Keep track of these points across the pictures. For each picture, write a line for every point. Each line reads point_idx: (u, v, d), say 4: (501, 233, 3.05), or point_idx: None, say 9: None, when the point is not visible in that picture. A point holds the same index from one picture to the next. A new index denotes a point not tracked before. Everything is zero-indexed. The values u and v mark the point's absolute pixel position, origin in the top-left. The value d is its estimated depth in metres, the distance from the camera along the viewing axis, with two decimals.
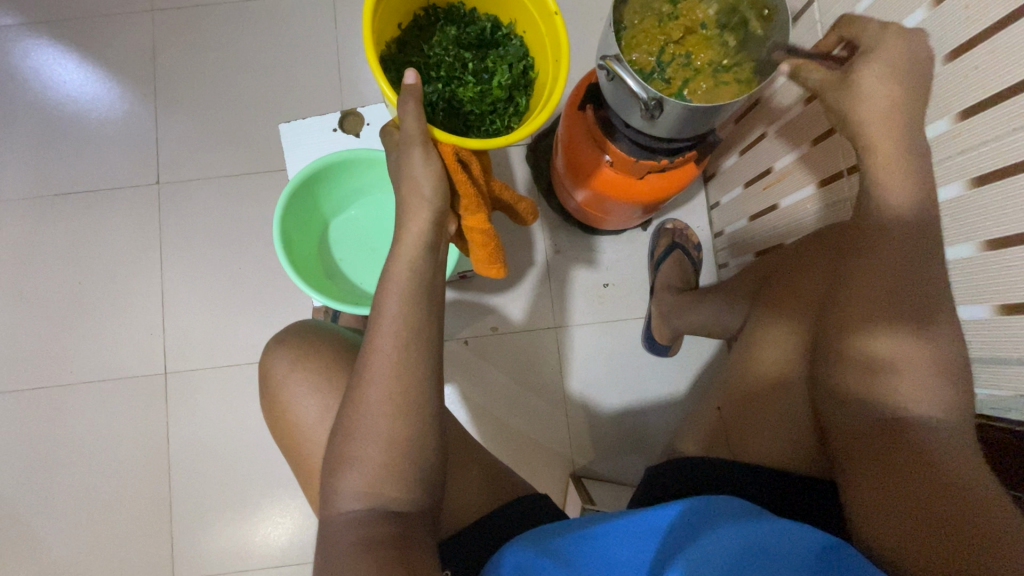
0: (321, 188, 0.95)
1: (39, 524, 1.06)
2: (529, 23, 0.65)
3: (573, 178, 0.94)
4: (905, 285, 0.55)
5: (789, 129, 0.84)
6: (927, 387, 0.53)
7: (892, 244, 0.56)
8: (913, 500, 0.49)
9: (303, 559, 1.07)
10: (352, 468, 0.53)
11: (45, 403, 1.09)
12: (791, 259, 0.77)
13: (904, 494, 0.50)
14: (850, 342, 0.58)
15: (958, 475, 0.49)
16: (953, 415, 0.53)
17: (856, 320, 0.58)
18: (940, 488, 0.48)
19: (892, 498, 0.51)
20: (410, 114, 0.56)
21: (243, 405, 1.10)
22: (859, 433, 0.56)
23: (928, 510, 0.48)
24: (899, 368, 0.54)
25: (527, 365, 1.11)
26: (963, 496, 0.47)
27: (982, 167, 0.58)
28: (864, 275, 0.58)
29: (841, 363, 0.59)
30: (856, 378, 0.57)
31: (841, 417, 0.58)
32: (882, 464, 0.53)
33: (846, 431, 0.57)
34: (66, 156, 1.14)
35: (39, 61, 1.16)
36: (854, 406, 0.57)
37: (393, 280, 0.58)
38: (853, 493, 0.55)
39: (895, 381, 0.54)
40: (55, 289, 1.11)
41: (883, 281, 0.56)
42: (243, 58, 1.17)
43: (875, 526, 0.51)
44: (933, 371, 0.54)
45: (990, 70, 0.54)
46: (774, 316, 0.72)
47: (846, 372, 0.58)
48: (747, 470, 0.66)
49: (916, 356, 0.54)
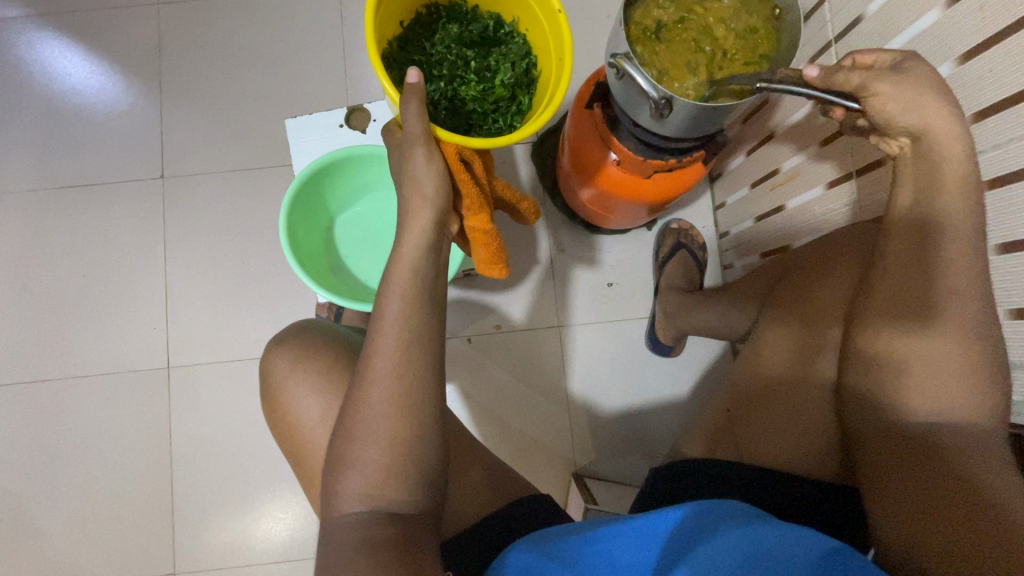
0: (327, 184, 0.95)
1: (41, 517, 1.07)
2: (532, 21, 0.64)
3: (579, 176, 0.93)
4: (917, 285, 0.53)
5: (798, 129, 0.83)
6: (950, 390, 0.52)
7: (903, 245, 0.55)
8: (940, 513, 0.49)
9: (304, 554, 1.08)
10: (353, 469, 0.53)
11: (48, 396, 1.09)
12: (802, 259, 0.76)
13: (929, 506, 0.50)
14: (865, 346, 0.57)
15: (983, 484, 0.48)
16: (973, 410, 0.51)
17: (870, 325, 0.57)
18: (961, 495, 0.49)
19: (918, 507, 0.51)
20: (412, 113, 0.56)
21: (245, 401, 1.10)
22: (879, 438, 0.56)
23: (944, 520, 0.49)
24: (917, 369, 0.53)
25: (529, 364, 1.10)
26: (983, 505, 0.47)
27: (994, 170, 0.57)
28: (880, 277, 0.57)
29: (857, 367, 0.58)
30: (875, 381, 0.56)
31: (861, 420, 0.58)
32: (905, 472, 0.53)
33: (866, 435, 0.57)
34: (71, 149, 1.14)
35: (45, 53, 1.16)
36: (873, 410, 0.56)
37: (397, 280, 0.57)
38: (875, 499, 0.55)
39: (910, 385, 0.53)
40: (59, 283, 1.12)
41: (899, 283, 0.55)
42: (247, 52, 1.16)
43: (903, 540, 0.52)
44: (953, 372, 0.51)
45: (1005, 72, 0.53)
46: (785, 317, 0.72)
47: (865, 375, 0.57)
48: (761, 474, 0.65)
49: (943, 357, 0.52)
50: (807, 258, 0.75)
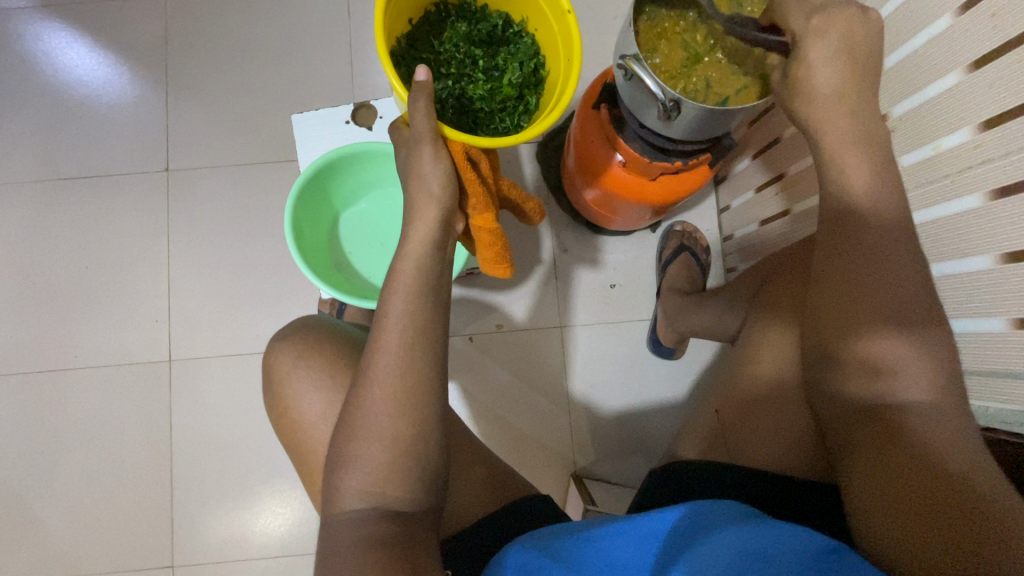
0: (333, 180, 0.95)
1: (40, 506, 1.07)
2: (541, 21, 0.64)
3: (583, 176, 0.93)
4: (878, 274, 0.53)
5: (803, 135, 0.83)
6: (918, 372, 0.51)
7: (858, 233, 0.54)
8: (911, 497, 0.47)
9: (302, 549, 1.08)
10: (355, 467, 0.53)
11: (50, 386, 1.09)
12: (788, 259, 0.76)
13: (901, 490, 0.48)
14: (832, 338, 0.57)
15: (951, 464, 0.47)
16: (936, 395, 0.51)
17: (834, 318, 0.56)
18: (929, 476, 0.47)
19: (887, 490, 0.49)
20: (421, 111, 0.55)
21: (246, 395, 1.10)
22: (848, 422, 0.55)
23: (919, 501, 0.46)
24: (878, 351, 0.53)
25: (530, 363, 1.10)
26: (959, 486, 0.45)
27: (1001, 179, 0.57)
28: (833, 265, 0.56)
29: (827, 361, 0.57)
30: (838, 367, 0.56)
31: (831, 406, 0.57)
32: (876, 454, 0.51)
33: (835, 421, 0.57)
34: (76, 141, 1.14)
35: (51, 45, 1.16)
36: (837, 394, 0.56)
37: (400, 277, 0.57)
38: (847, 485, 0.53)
39: (883, 374, 0.53)
40: (62, 273, 1.12)
41: (851, 270, 0.54)
42: (254, 47, 1.16)
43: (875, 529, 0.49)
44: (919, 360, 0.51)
45: (1016, 80, 0.52)
46: (772, 319, 0.71)
47: (828, 362, 0.57)
48: (744, 475, 0.65)
49: (898, 341, 0.52)
50: (792, 260, 0.75)
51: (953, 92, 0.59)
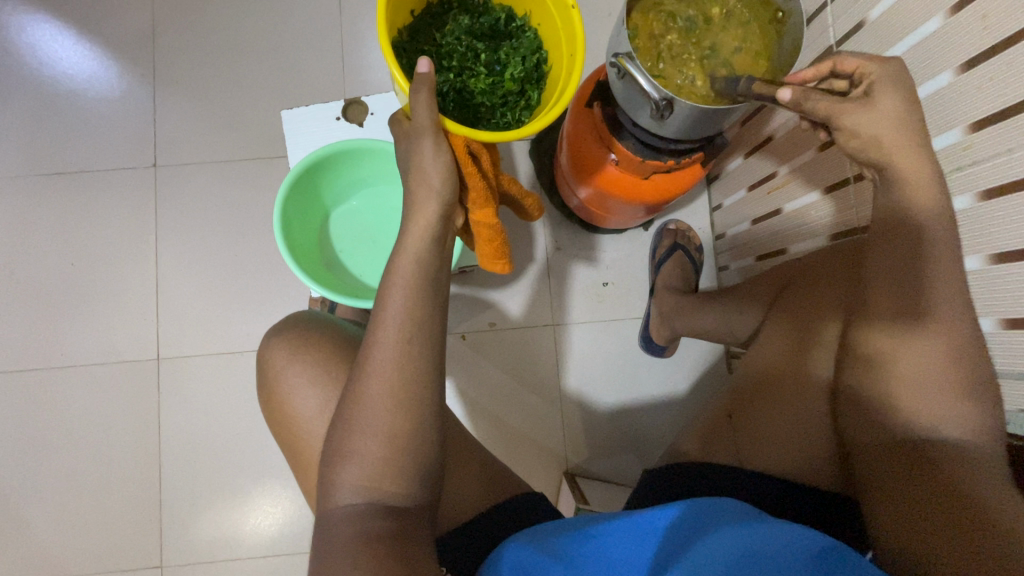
0: (322, 177, 0.94)
1: (24, 508, 1.05)
2: (544, 16, 0.64)
3: (577, 174, 0.93)
4: (911, 289, 0.54)
5: (795, 136, 0.84)
6: (946, 404, 0.52)
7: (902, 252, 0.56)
8: (934, 524, 0.50)
9: (293, 549, 1.07)
10: (351, 461, 0.52)
11: (35, 385, 1.07)
12: (802, 267, 0.77)
13: (924, 520, 0.50)
14: (867, 343, 0.58)
15: (973, 495, 0.49)
16: (958, 426, 0.52)
17: (872, 322, 0.57)
18: (949, 506, 0.49)
19: (914, 513, 0.52)
20: (422, 104, 0.55)
21: (236, 393, 1.08)
22: (877, 451, 0.56)
23: (939, 526, 0.49)
24: (898, 374, 0.54)
25: (523, 360, 1.10)
26: (982, 525, 0.47)
27: (991, 180, 0.58)
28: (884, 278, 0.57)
29: (857, 373, 0.58)
30: (872, 388, 0.57)
31: (861, 434, 0.58)
32: (910, 486, 0.53)
33: (869, 448, 0.57)
34: (61, 135, 1.12)
35: (35, 36, 1.14)
36: (873, 423, 0.57)
37: (399, 271, 0.57)
38: (875, 514, 0.55)
39: (914, 401, 0.54)
40: (46, 269, 1.09)
41: (893, 284, 0.55)
42: (245, 43, 1.15)
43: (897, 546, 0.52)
44: (950, 388, 0.52)
45: (1007, 82, 0.53)
46: (786, 321, 0.72)
47: (864, 383, 0.57)
48: (761, 479, 0.65)
49: (927, 361, 0.53)
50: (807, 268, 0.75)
51: (944, 91, 0.60)
